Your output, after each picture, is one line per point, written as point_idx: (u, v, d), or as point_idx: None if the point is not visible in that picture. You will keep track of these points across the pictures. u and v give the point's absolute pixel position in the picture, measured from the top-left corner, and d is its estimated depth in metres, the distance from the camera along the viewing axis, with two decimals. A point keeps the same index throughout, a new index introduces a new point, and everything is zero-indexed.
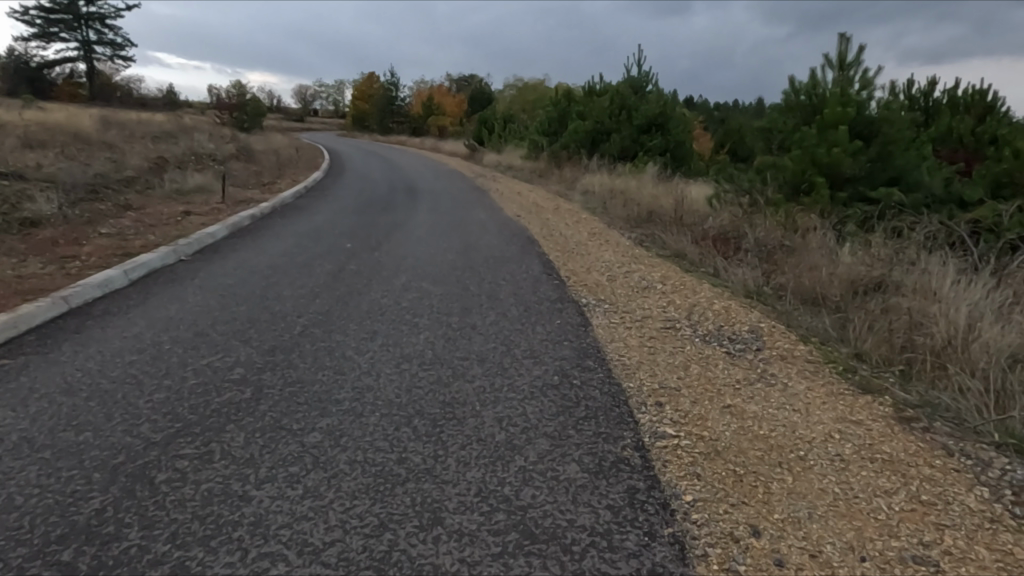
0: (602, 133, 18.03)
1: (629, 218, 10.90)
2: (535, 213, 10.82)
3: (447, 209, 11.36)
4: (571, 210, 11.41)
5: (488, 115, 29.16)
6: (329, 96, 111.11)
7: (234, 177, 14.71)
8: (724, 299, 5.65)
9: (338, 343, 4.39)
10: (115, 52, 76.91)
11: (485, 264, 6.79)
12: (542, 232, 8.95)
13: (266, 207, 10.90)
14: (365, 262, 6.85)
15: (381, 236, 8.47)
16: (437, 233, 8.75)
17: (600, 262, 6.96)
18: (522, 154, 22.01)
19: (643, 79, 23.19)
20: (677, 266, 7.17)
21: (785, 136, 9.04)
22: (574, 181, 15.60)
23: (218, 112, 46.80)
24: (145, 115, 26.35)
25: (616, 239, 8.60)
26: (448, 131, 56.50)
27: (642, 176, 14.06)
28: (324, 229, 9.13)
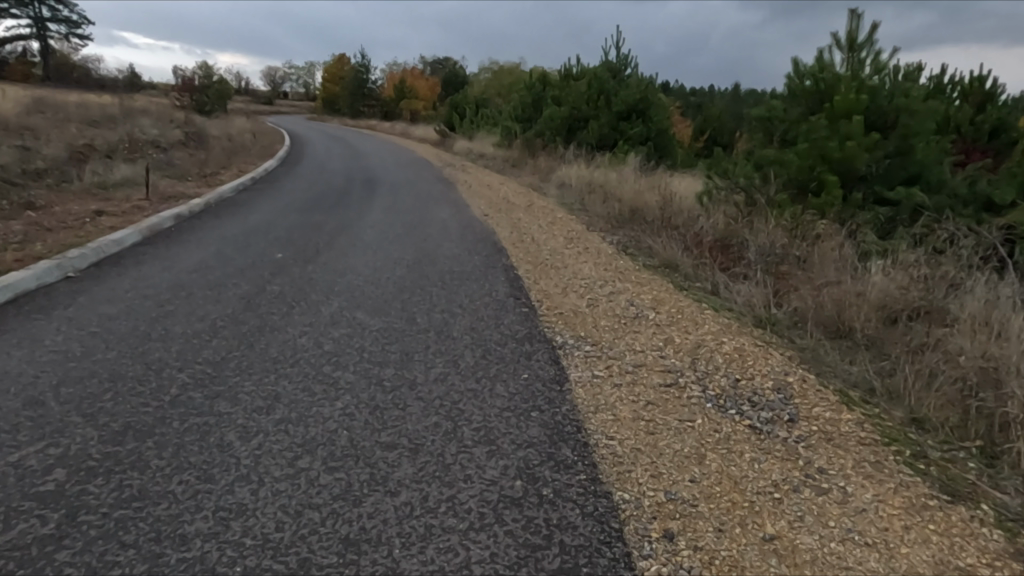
0: (579, 120, 16.83)
1: (609, 218, 9.73)
2: (505, 211, 9.60)
3: (406, 206, 10.07)
4: (545, 207, 10.20)
5: (459, 99, 27.70)
6: (299, 78, 108.14)
7: (173, 168, 13.23)
8: (734, 334, 4.52)
9: (218, 418, 3.18)
10: (71, 30, 73.34)
11: (438, 282, 5.60)
12: (511, 236, 7.74)
13: (198, 204, 9.53)
14: (292, 282, 5.60)
15: (321, 242, 7.21)
16: (388, 238, 7.49)
17: (579, 279, 5.80)
18: (494, 141, 20.68)
19: (620, 63, 22.02)
20: (669, 282, 6.04)
21: (788, 126, 7.93)
22: (549, 173, 14.39)
23: (177, 94, 44.51)
24: (92, 98, 24.59)
25: (597, 245, 7.43)
26: (421, 115, 54.80)
27: (622, 168, 12.88)
28: (256, 232, 7.81)
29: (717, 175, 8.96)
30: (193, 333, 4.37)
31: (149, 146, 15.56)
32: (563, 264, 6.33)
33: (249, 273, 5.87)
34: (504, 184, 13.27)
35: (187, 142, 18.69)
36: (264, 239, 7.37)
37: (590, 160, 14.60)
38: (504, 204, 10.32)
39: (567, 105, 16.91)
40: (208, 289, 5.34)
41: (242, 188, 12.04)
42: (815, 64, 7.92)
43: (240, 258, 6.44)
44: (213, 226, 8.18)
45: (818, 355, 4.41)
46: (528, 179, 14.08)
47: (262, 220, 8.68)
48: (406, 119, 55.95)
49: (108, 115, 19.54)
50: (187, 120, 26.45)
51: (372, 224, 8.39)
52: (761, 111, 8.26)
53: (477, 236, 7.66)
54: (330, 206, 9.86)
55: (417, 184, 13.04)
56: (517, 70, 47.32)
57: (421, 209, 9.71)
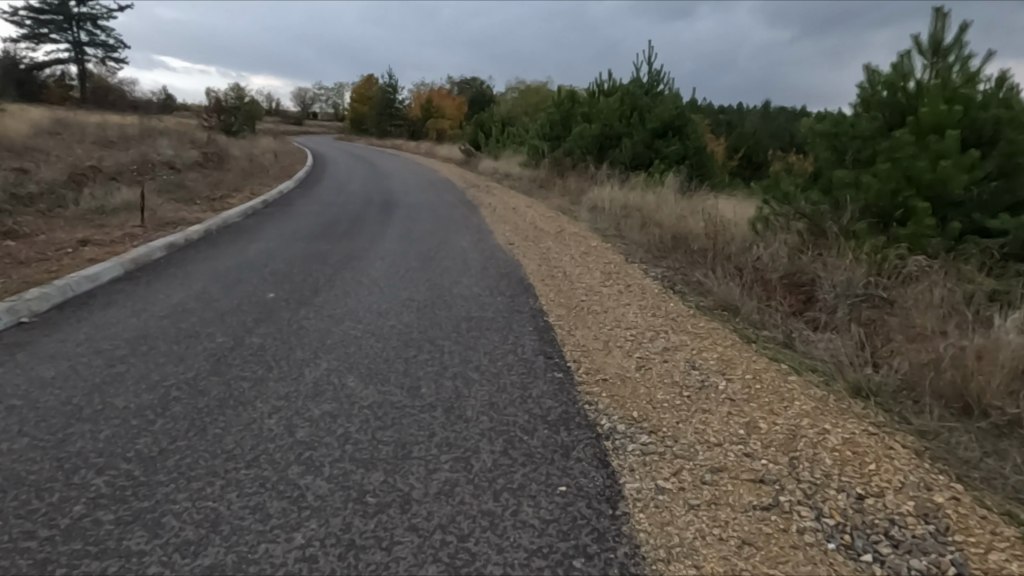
0: (611, 138, 15.88)
1: (649, 248, 8.68)
2: (532, 239, 8.62)
3: (422, 232, 9.15)
4: (577, 234, 9.19)
5: (484, 118, 26.93)
6: (328, 99, 109.45)
7: (181, 192, 12.54)
8: (834, 414, 3.45)
9: (125, 562, 2.22)
10: (106, 54, 74.89)
11: (453, 333, 4.62)
12: (540, 270, 6.75)
13: (197, 231, 8.73)
14: (278, 332, 4.67)
15: (322, 278, 6.30)
16: (399, 274, 6.55)
17: (623, 328, 4.78)
18: (519, 161, 19.76)
19: (653, 79, 21.08)
20: (733, 332, 4.99)
21: (861, 143, 6.84)
22: (579, 195, 13.40)
23: (204, 115, 44.61)
24: (117, 119, 24.40)
25: (639, 281, 6.41)
26: (447, 134, 54.45)
27: (660, 190, 11.82)
28: (253, 265, 6.95)
29: (774, 199, 7.87)
30: (137, 408, 3.44)
31: (162, 167, 14.95)
32: (601, 308, 5.32)
33: (231, 318, 4.97)
34: (530, 207, 12.30)
35: (204, 163, 18.10)
36: (258, 274, 6.48)
37: (623, 181, 13.57)
38: (530, 230, 9.35)
39: (598, 122, 15.97)
40: (175, 342, 4.43)
41: (250, 212, 11.26)
42: (892, 72, 6.86)
43: (226, 298, 5.55)
44: (206, 257, 7.33)
45: (949, 444, 3.32)
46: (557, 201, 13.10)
47: (263, 249, 7.82)
48: (432, 138, 55.53)
49: (125, 136, 19.07)
50: (209, 140, 26.04)
51: (383, 255, 7.48)
52: (827, 126, 7.19)
53: (499, 271, 6.68)
54: (340, 233, 8.99)
55: (438, 207, 12.14)
56: (543, 89, 46.54)
57: (439, 236, 8.78)
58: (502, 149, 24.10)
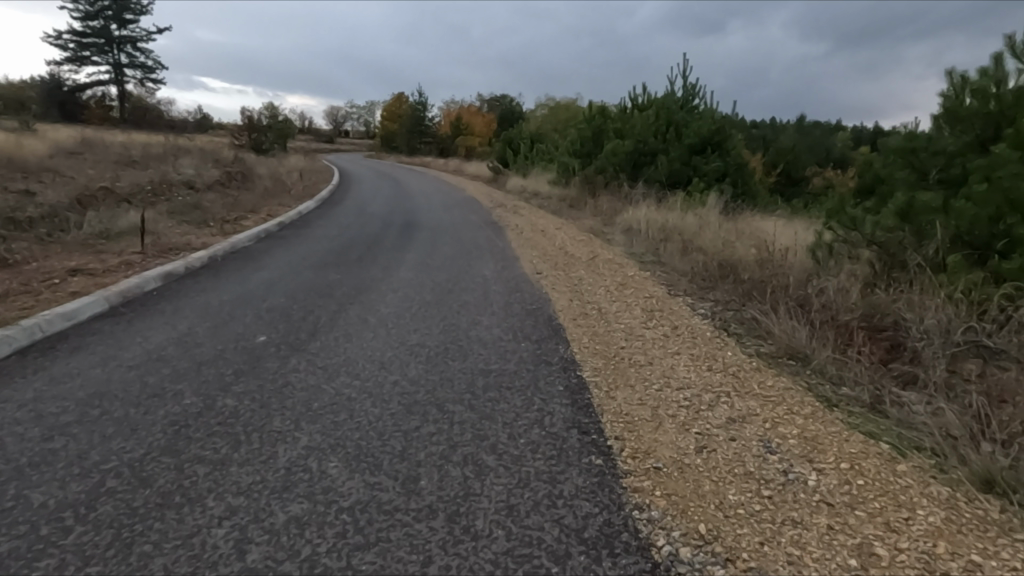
0: (646, 154, 15.05)
1: (693, 278, 7.80)
2: (562, 267, 7.81)
3: (442, 257, 8.39)
4: (611, 261, 8.35)
5: (512, 134, 26.25)
6: (360, 117, 110.56)
7: (196, 215, 12.05)
8: (976, 531, 2.53)
9: None
10: (145, 76, 76.66)
11: (467, 393, 3.82)
12: (571, 305, 5.93)
13: (200, 257, 8.10)
14: (260, 390, 3.93)
15: (324, 316, 5.56)
16: (411, 310, 5.78)
17: (673, 387, 3.93)
18: (548, 179, 18.99)
19: (688, 92, 20.21)
20: (808, 392, 4.09)
21: (945, 161, 5.92)
22: (612, 215, 12.56)
23: (235, 133, 44.92)
24: (146, 139, 24.37)
25: (687, 321, 5.53)
26: (476, 152, 54.04)
27: (701, 210, 10.91)
28: (252, 299, 6.25)
29: (837, 224, 6.95)
30: (60, 502, 2.70)
31: (180, 188, 14.54)
32: (644, 358, 4.47)
33: (208, 371, 4.25)
34: (560, 228, 11.49)
35: (226, 183, 17.72)
36: (254, 311, 5.77)
37: (659, 200, 12.70)
38: (560, 257, 8.53)
39: (632, 138, 15.16)
40: (134, 403, 3.70)
41: (263, 235, 10.67)
42: (981, 76, 5.94)
43: (210, 343, 4.84)
44: (203, 290, 6.67)
45: None
46: (588, 222, 12.29)
47: (266, 279, 7.15)
48: (460, 155, 55.21)
49: (149, 155, 18.83)
50: (236, 159, 25.85)
51: (397, 286, 6.74)
52: (901, 141, 6.28)
53: (525, 306, 5.88)
54: (355, 259, 8.34)
55: (462, 229, 11.40)
56: (572, 105, 45.84)
57: (460, 263, 8.02)
58: (530, 166, 23.35)
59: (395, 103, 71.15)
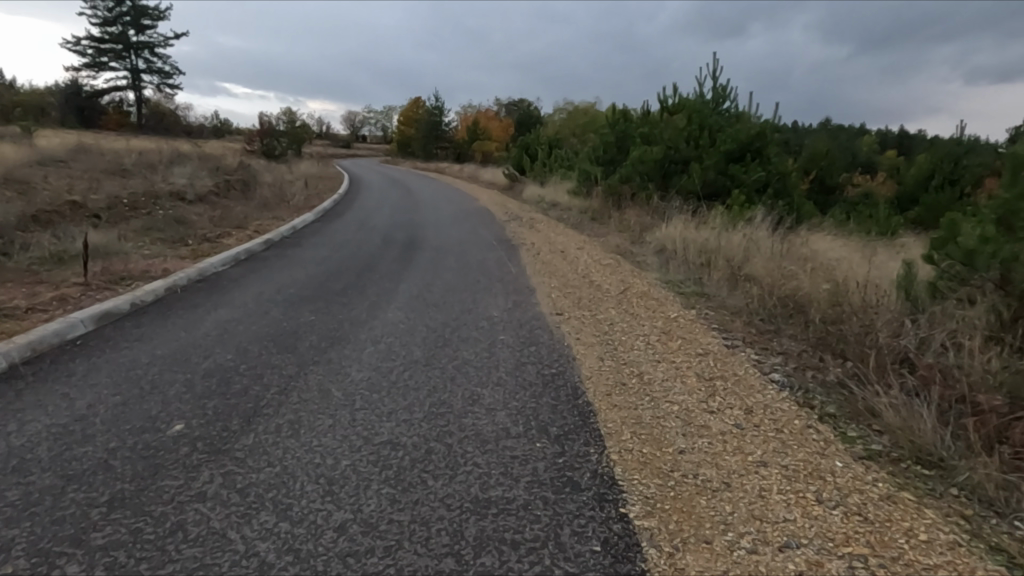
0: (676, 162, 13.61)
1: (750, 319, 6.32)
2: (588, 304, 6.38)
3: (441, 290, 7.00)
4: (646, 295, 6.90)
5: (529, 139, 24.77)
6: (378, 122, 110.01)
7: (175, 232, 10.80)
8: None
9: None
10: (164, 81, 76.49)
11: (448, 560, 2.42)
12: (602, 368, 4.51)
13: (155, 290, 6.79)
14: (135, 541, 2.55)
15: (277, 386, 4.21)
16: (392, 375, 4.40)
17: (772, 545, 2.51)
18: (568, 188, 17.54)
19: (718, 94, 18.77)
20: (983, 547, 2.63)
21: None
22: (641, 233, 11.12)
23: (248, 139, 44.00)
24: (148, 145, 23.26)
25: (761, 398, 4.08)
26: (493, 157, 52.78)
27: (747, 230, 9.42)
28: (195, 353, 4.91)
29: (941, 257, 5.45)
30: None
31: (166, 201, 13.32)
32: (717, 477, 3.04)
33: (75, 495, 2.88)
34: (583, 248, 10.05)
35: (221, 195, 16.49)
36: (188, 375, 4.42)
37: (694, 216, 11.21)
38: (585, 289, 7.09)
39: (661, 144, 13.73)
40: None
41: (244, 256, 9.37)
42: None
43: (107, 434, 3.50)
44: (140, 338, 5.34)
45: None
46: (614, 240, 10.86)
47: (223, 322, 5.80)
48: (477, 161, 53.94)
49: (142, 163, 17.67)
50: (241, 167, 24.72)
51: (380, 334, 5.36)
52: None
53: (541, 369, 4.47)
54: (339, 291, 7.00)
55: (469, 248, 9.99)
56: (592, 110, 44.31)
57: (463, 297, 6.64)
58: (548, 175, 21.89)
59: (412, 108, 70.47)
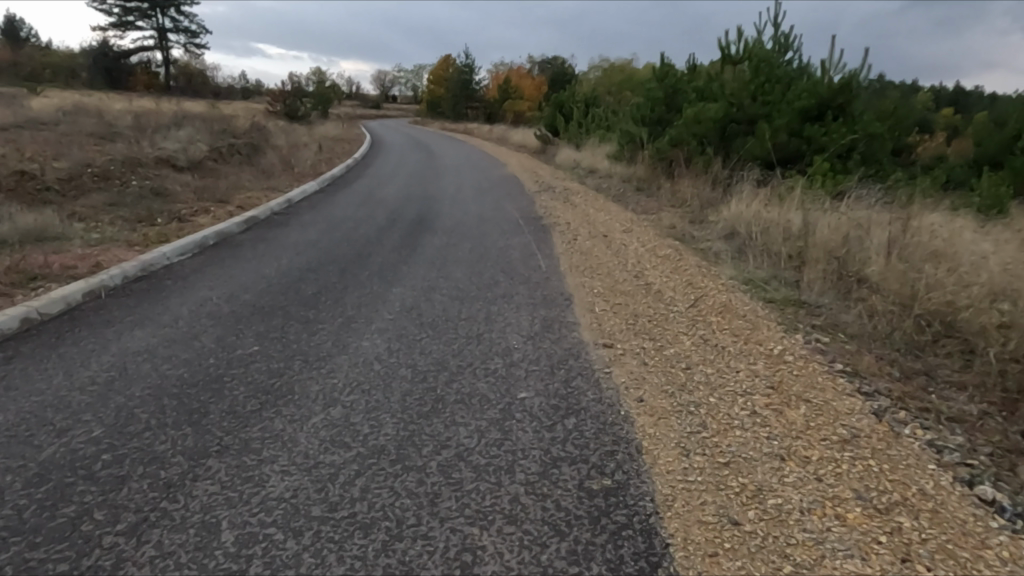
0: (740, 122, 11.45)
1: (883, 351, 4.37)
2: (648, 324, 4.49)
3: (446, 299, 5.20)
4: (727, 308, 4.96)
5: (563, 97, 22.39)
6: (408, 82, 107.77)
7: (145, 207, 9.15)
8: None
9: None
10: (191, 41, 75.01)
11: None
12: (693, 477, 2.66)
13: (67, 295, 5.10)
14: None
15: (138, 511, 2.48)
16: (333, 486, 2.62)
17: None
18: (607, 152, 15.38)
19: (780, 41, 16.33)
20: None
21: None
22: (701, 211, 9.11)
23: (272, 100, 42.29)
24: (154, 105, 21.63)
25: (998, 568, 2.17)
26: (524, 118, 50.43)
27: (845, 212, 7.35)
28: (52, 421, 3.19)
29: None
30: None
31: (149, 170, 11.68)
32: None
33: None
34: (630, 230, 8.10)
35: (220, 162, 14.81)
36: (9, 478, 2.70)
37: (766, 189, 9.13)
38: (640, 297, 5.19)
39: (722, 101, 11.56)
40: None
41: (214, 240, 7.65)
42: None
43: None
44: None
45: None
46: (668, 220, 8.86)
47: (128, 355, 4.07)
48: (508, 121, 51.50)
49: (136, 125, 16.02)
50: (253, 129, 22.96)
51: (340, 386, 3.58)
52: None
53: (585, 479, 2.64)
54: (310, 298, 5.23)
55: (489, 230, 8.10)
56: (631, 66, 41.43)
57: (475, 313, 4.84)
58: (585, 137, 19.66)
59: (440, 67, 68.05)
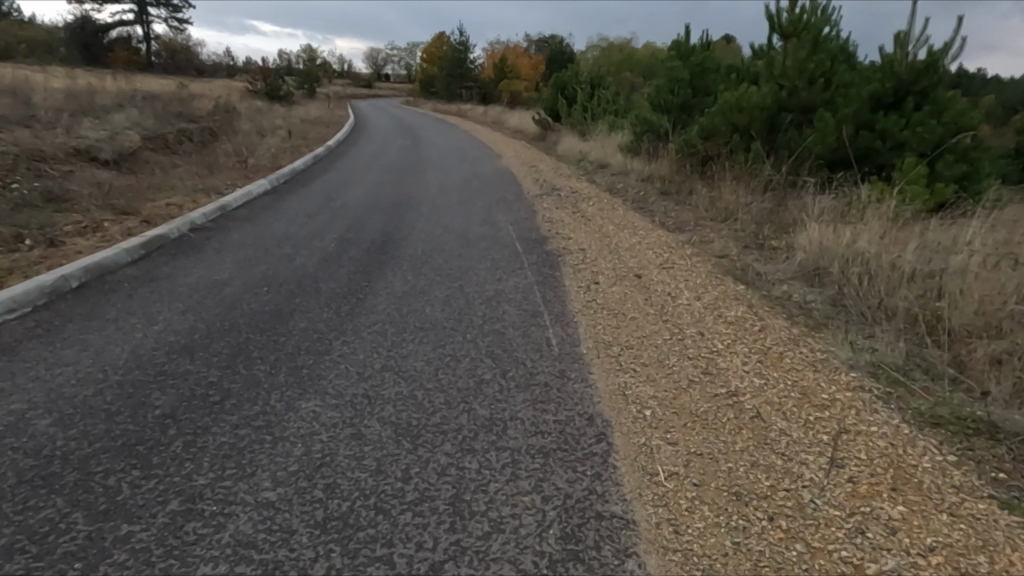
0: (791, 112, 9.19)
1: None
2: (775, 539, 2.26)
3: (389, 435, 2.97)
4: (897, 469, 2.70)
5: (565, 77, 19.81)
6: (401, 61, 104.78)
7: (15, 222, 6.82)
8: None
9: None
10: (173, 16, 71.78)
11: None
12: None
13: None
14: None
15: None
16: None
17: None
18: (619, 143, 12.99)
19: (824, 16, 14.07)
20: None
21: None
22: (761, 236, 6.85)
23: (252, 79, 39.63)
24: (103, 83, 19.07)
25: None
26: (521, 100, 47.95)
27: (985, 255, 5.11)
28: None
29: None
30: None
31: (53, 167, 9.31)
32: None
33: None
34: (671, 264, 5.83)
35: (160, 154, 12.44)
36: None
37: (844, 206, 6.87)
38: (732, 436, 2.94)
39: (770, 84, 9.30)
40: None
41: (82, 280, 5.34)
42: None
43: None
44: None
45: None
46: (716, 248, 6.60)
47: None
48: (503, 103, 48.95)
49: (63, 107, 13.53)
50: (216, 112, 20.34)
51: None
52: None
53: None
54: (147, 434, 2.96)
55: (473, 265, 5.83)
56: (631, 47, 39.02)
57: (436, 484, 2.61)
58: (590, 125, 17.20)
59: (434, 45, 65.46)
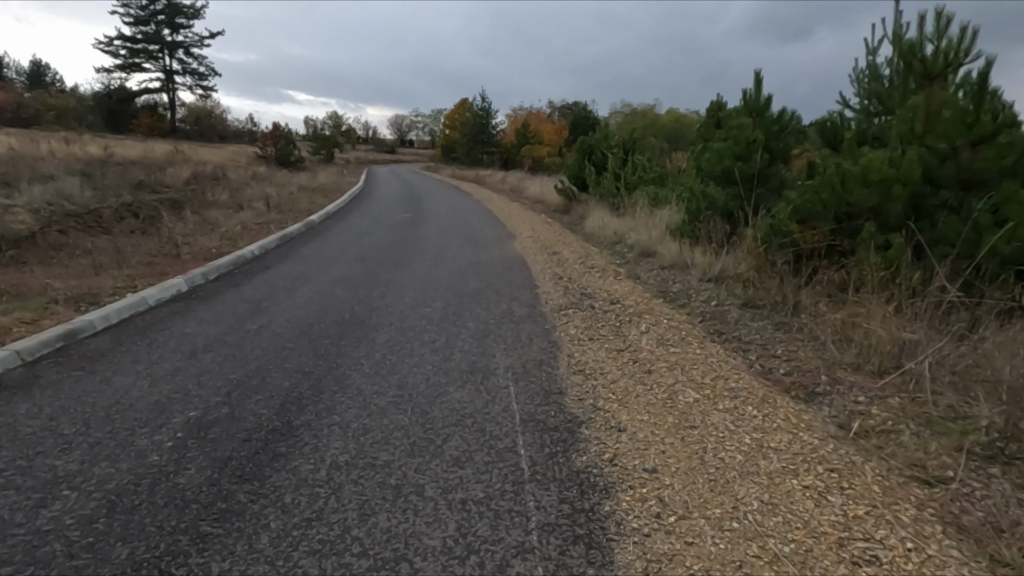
0: (948, 185, 5.95)
1: None
2: None
3: None
4: None
5: (593, 141, 16.89)
6: (424, 127, 105.04)
7: None
8: None
9: None
10: (198, 83, 72.18)
11: None
12: None
13: None
14: None
15: None
16: None
17: None
18: (668, 225, 9.88)
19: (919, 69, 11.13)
20: None
21: None
22: (991, 435, 3.57)
23: (262, 145, 37.85)
24: (66, 150, 16.68)
25: None
26: (543, 166, 45.77)
27: None
28: None
29: None
30: None
31: None
32: None
33: None
34: (866, 541, 2.59)
35: (72, 236, 9.61)
36: None
37: None
38: None
39: (912, 143, 6.12)
40: None
41: None
42: None
43: None
44: None
45: None
46: (919, 471, 3.31)
47: None
48: (525, 169, 46.78)
49: None
50: (195, 181, 17.76)
51: None
52: None
53: None
54: None
55: (419, 538, 2.63)
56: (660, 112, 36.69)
57: None
58: (625, 197, 14.20)
59: (456, 111, 64.48)
